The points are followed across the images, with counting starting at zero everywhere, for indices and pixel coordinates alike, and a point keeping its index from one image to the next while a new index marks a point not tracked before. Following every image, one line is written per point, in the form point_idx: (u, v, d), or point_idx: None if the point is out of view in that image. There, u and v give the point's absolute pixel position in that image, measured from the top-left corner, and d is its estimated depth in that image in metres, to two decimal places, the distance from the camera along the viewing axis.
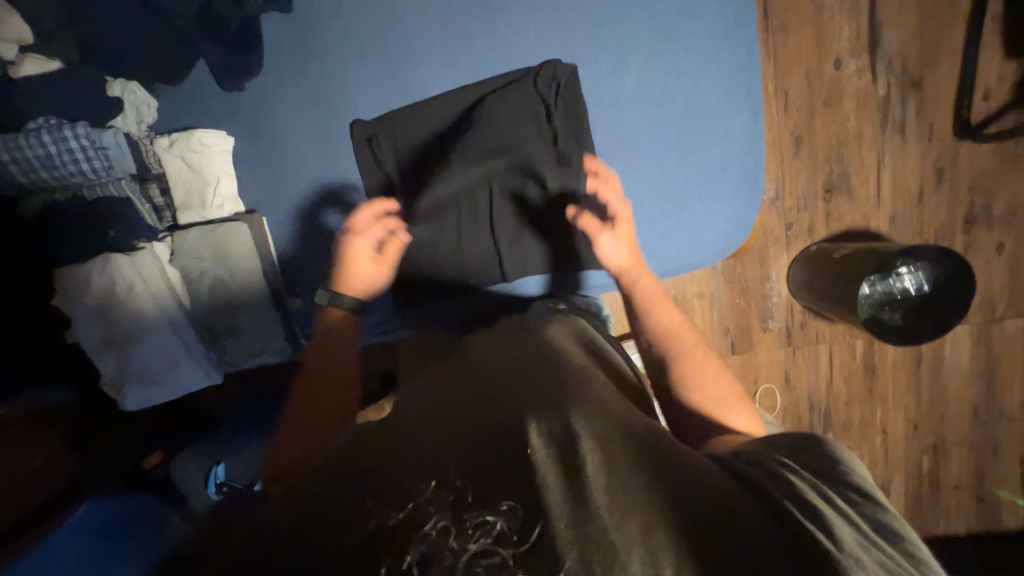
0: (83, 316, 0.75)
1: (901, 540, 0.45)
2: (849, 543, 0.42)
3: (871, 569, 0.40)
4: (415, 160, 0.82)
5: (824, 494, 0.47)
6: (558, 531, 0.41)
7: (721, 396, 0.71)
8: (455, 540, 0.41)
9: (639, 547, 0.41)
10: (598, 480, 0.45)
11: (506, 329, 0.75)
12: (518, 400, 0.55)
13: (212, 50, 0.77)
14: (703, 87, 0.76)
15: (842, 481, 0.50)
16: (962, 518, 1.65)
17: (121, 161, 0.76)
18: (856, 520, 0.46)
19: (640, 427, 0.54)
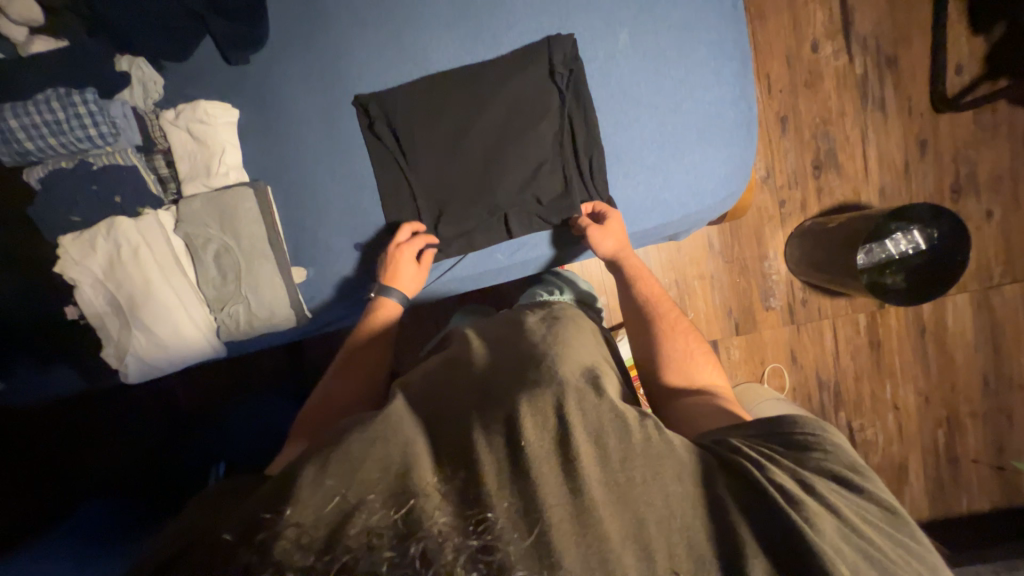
0: (88, 281, 0.75)
1: (866, 514, 0.50)
2: (827, 531, 0.46)
3: (844, 554, 0.44)
4: (411, 126, 0.82)
5: (803, 480, 0.50)
6: (553, 523, 0.43)
7: (687, 351, 0.75)
8: (457, 535, 0.42)
9: (631, 542, 0.44)
10: (592, 473, 0.47)
11: (499, 323, 0.76)
12: (509, 389, 0.55)
13: (218, 23, 0.79)
14: (693, 38, 0.79)
15: (820, 463, 0.53)
16: (985, 494, 1.60)
17: (126, 130, 0.78)
18: (832, 500, 0.49)
19: (632, 414, 0.53)
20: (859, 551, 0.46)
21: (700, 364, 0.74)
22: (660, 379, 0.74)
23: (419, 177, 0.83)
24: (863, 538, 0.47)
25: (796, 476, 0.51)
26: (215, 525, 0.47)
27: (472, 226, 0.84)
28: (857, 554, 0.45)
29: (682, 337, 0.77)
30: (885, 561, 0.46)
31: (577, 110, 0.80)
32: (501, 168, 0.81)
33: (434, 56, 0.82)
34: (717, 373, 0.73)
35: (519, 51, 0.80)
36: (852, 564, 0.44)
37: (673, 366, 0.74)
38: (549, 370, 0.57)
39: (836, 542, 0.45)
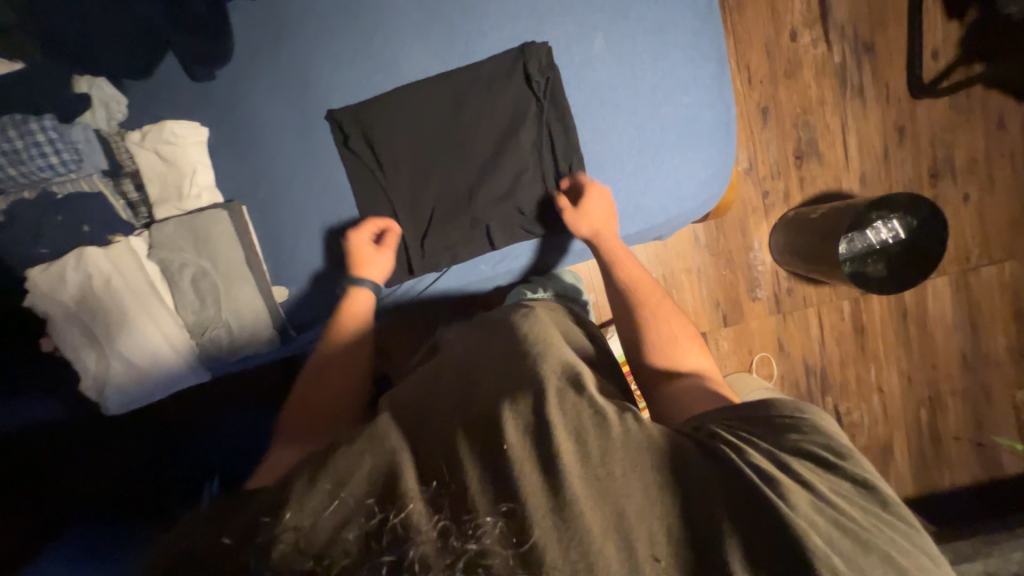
0: (61, 313, 0.74)
1: (841, 486, 0.51)
2: (803, 508, 0.46)
3: (820, 529, 0.45)
4: (387, 141, 0.80)
5: (778, 459, 0.51)
6: (542, 522, 0.44)
7: (673, 335, 0.74)
8: (456, 539, 0.43)
9: (612, 533, 0.45)
10: (574, 468, 0.47)
11: (484, 324, 0.76)
12: (495, 392, 0.55)
13: (182, 42, 0.76)
14: (668, 40, 0.78)
15: (795, 441, 0.54)
16: (966, 468, 1.65)
17: (90, 156, 0.75)
18: (806, 476, 0.50)
19: (613, 408, 0.54)
20: (835, 525, 0.46)
21: (685, 348, 0.73)
22: (646, 364, 0.74)
23: (399, 190, 0.82)
24: (839, 512, 0.48)
25: (772, 457, 0.51)
26: (213, 532, 0.47)
27: (455, 240, 0.83)
28: (832, 527, 0.46)
29: (667, 322, 0.76)
30: (860, 533, 0.47)
31: (556, 121, 0.79)
32: (482, 181, 0.80)
33: (408, 66, 0.80)
34: (701, 355, 0.73)
35: (495, 63, 0.79)
36: (828, 537, 0.45)
37: (658, 353, 0.73)
38: (531, 371, 0.58)
39: (811, 517, 0.46)
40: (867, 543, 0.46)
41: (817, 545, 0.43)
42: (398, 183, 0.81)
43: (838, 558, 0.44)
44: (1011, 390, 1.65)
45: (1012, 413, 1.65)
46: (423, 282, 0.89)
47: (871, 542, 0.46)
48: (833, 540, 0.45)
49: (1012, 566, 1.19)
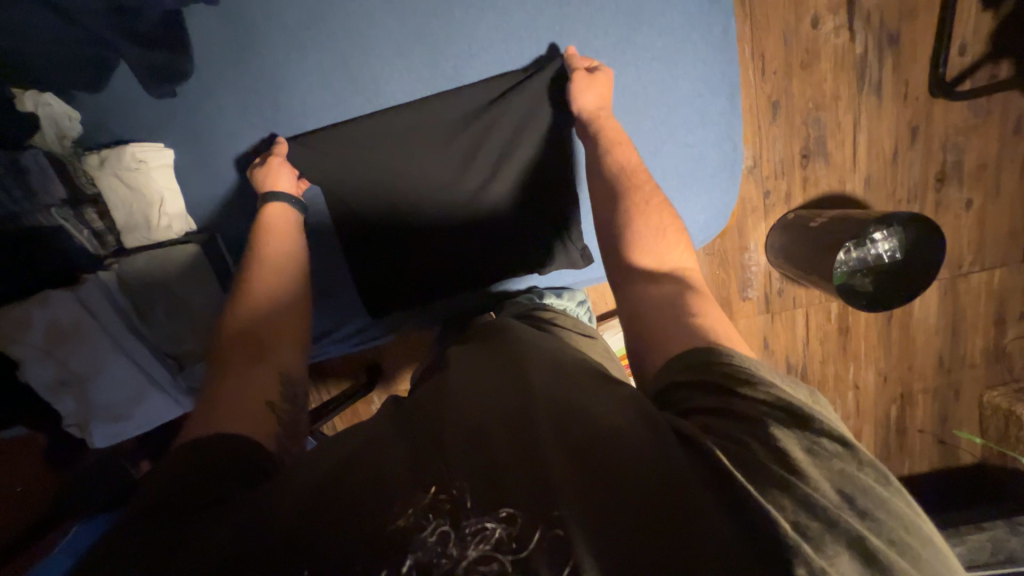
0: (28, 358, 0.70)
1: (831, 463, 0.44)
2: (791, 507, 0.41)
3: (810, 531, 0.40)
4: (373, 165, 0.77)
5: (754, 430, 0.46)
6: (545, 533, 0.42)
7: (661, 227, 0.68)
8: (455, 547, 0.42)
9: (595, 526, 0.42)
10: (565, 471, 0.46)
11: (483, 332, 0.77)
12: (489, 400, 0.55)
13: (129, 51, 0.65)
14: (676, 75, 0.76)
15: (778, 408, 0.47)
16: (926, 459, 1.76)
17: (46, 187, 0.70)
18: (786, 450, 0.44)
19: (611, 407, 0.52)
20: (809, 507, 0.41)
21: (671, 243, 0.67)
22: (630, 258, 0.67)
23: (387, 222, 0.80)
24: (819, 493, 0.42)
25: (763, 437, 0.45)
26: (193, 524, 0.46)
27: (440, 276, 0.85)
28: (804, 510, 0.41)
29: (659, 211, 0.70)
30: (844, 518, 0.41)
31: (549, 172, 0.81)
32: (474, 221, 0.82)
33: (398, 92, 0.76)
34: (687, 256, 0.68)
35: (495, 104, 0.76)
36: (795, 522, 0.41)
37: (642, 246, 0.67)
38: (526, 378, 0.58)
39: (787, 502, 0.42)
40: (846, 526, 0.41)
41: (784, 534, 0.39)
42: (388, 203, 0.79)
43: (808, 547, 0.39)
44: (980, 391, 1.71)
45: (977, 411, 1.72)
46: (415, 272, 0.84)
47: (853, 527, 0.41)
48: (804, 526, 0.41)
49: None
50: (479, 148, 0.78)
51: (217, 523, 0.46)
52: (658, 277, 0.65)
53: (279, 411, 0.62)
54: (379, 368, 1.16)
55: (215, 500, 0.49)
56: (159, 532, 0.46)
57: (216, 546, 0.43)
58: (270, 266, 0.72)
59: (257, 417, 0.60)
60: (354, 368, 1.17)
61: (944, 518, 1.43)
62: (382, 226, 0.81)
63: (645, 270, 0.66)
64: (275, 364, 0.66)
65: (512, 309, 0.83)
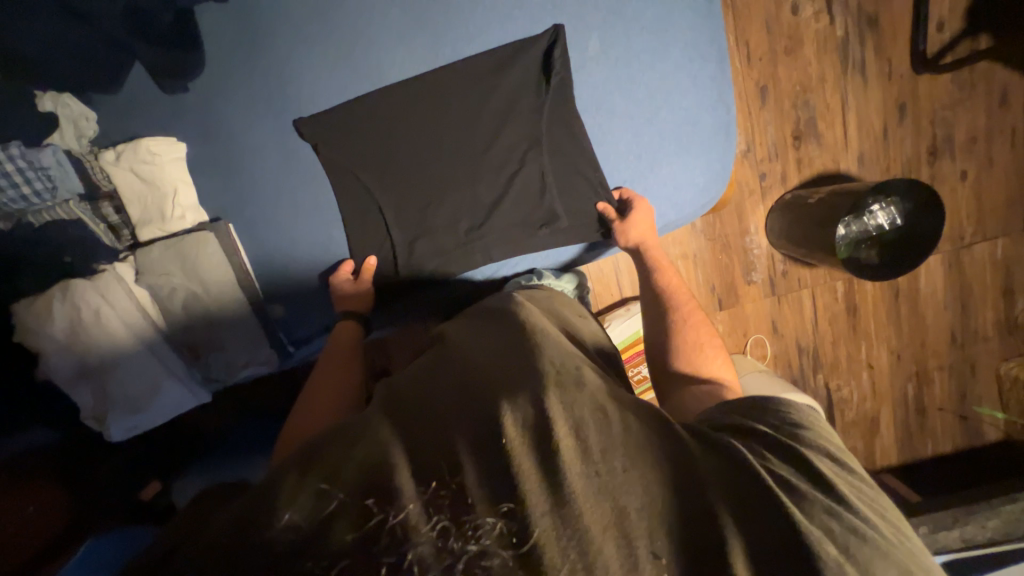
0: (52, 348, 0.72)
1: (845, 482, 0.50)
2: (824, 523, 0.46)
3: (843, 544, 0.45)
4: (377, 143, 0.79)
5: (797, 463, 0.50)
6: (536, 522, 0.44)
7: (697, 341, 0.74)
8: (457, 540, 0.43)
9: (611, 529, 0.44)
10: (574, 467, 0.47)
11: (478, 312, 0.77)
12: (493, 383, 0.55)
13: (144, 52, 0.72)
14: (666, 44, 0.79)
15: (815, 450, 0.52)
16: (948, 438, 1.71)
17: (65, 182, 0.73)
18: (832, 483, 0.49)
19: (613, 401, 0.54)
20: (860, 535, 0.45)
21: (711, 357, 0.72)
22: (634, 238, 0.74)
23: (391, 200, 0.82)
24: (867, 524, 0.46)
25: (791, 460, 0.51)
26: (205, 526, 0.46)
27: (447, 249, 0.85)
28: (856, 536, 0.45)
29: (695, 329, 0.75)
30: (890, 547, 0.45)
31: (551, 149, 0.82)
32: (484, 204, 0.83)
33: (398, 73, 0.78)
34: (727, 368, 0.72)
35: (495, 83, 0.79)
36: (847, 547, 0.44)
37: (687, 351, 0.73)
38: (528, 363, 0.58)
39: (843, 535, 0.45)
40: (890, 553, 0.45)
41: (838, 557, 0.43)
42: (394, 182, 0.81)
43: (843, 557, 0.44)
44: (997, 364, 1.69)
45: (996, 384, 1.70)
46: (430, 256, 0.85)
47: (894, 552, 0.45)
48: (839, 539, 0.45)
49: (986, 534, 1.17)
50: (482, 120, 0.80)
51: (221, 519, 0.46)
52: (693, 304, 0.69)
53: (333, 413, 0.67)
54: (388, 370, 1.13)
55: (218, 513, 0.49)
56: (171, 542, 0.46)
57: (216, 541, 0.43)
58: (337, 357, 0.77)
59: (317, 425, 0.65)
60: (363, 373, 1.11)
61: (971, 494, 1.38)
62: (386, 202, 0.82)
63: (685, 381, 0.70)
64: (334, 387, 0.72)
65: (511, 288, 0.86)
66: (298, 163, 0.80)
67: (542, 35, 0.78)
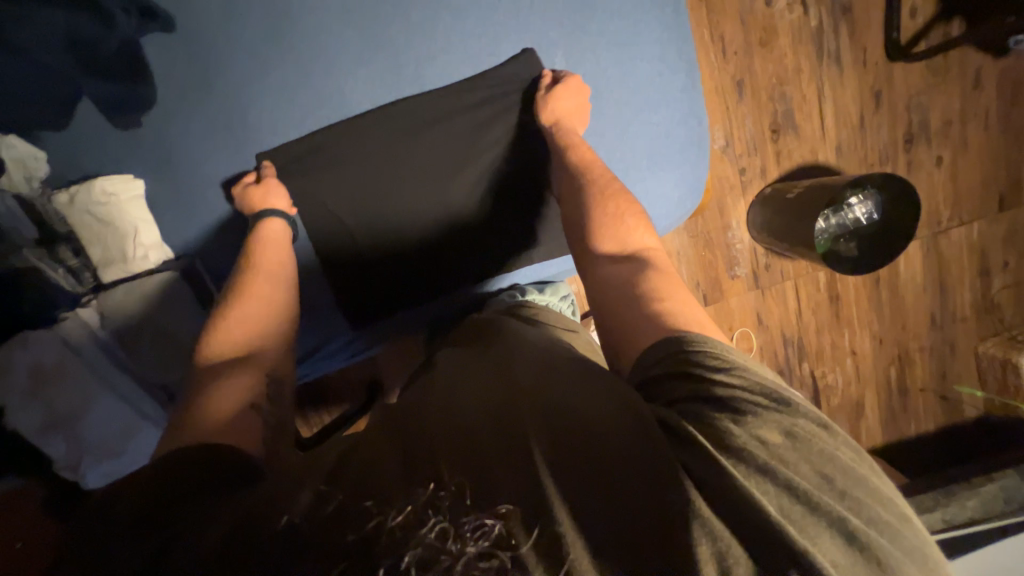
0: (15, 402, 0.70)
1: (808, 444, 0.43)
2: (775, 495, 0.41)
3: (791, 513, 0.40)
4: (341, 172, 0.77)
5: (739, 417, 0.45)
6: (517, 514, 0.41)
7: (616, 214, 0.69)
8: (453, 542, 0.40)
9: (577, 518, 0.41)
10: (546, 458, 0.44)
11: (469, 328, 0.76)
12: (482, 391, 0.53)
13: (92, 85, 0.69)
14: (634, 56, 0.77)
15: (757, 398, 0.46)
16: (930, 418, 1.75)
17: (17, 229, 0.71)
18: (783, 449, 0.43)
19: (600, 384, 0.52)
20: (812, 507, 0.40)
21: (629, 227, 0.69)
22: (592, 249, 0.69)
23: (360, 228, 0.79)
24: (819, 490, 0.42)
25: (746, 423, 0.44)
26: (189, 527, 0.43)
27: (422, 275, 0.83)
28: (789, 494, 0.41)
29: (612, 199, 0.71)
30: (826, 500, 0.41)
31: (523, 170, 0.81)
32: (460, 225, 0.81)
33: (361, 100, 0.76)
34: (647, 234, 0.68)
35: (461, 101, 0.77)
36: (782, 508, 0.40)
37: (608, 234, 0.68)
38: (529, 369, 0.56)
39: (778, 493, 0.41)
40: (828, 508, 0.41)
41: (772, 518, 0.39)
42: (362, 211, 0.79)
43: (795, 530, 0.39)
44: (975, 344, 1.73)
45: (974, 363, 1.74)
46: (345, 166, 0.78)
47: (834, 509, 0.41)
48: (795, 513, 0.40)
49: (966, 513, 1.20)
50: (451, 139, 0.78)
51: (207, 525, 0.43)
52: (622, 258, 0.66)
53: (262, 415, 0.61)
54: (382, 385, 1.06)
55: (192, 499, 0.46)
56: (124, 535, 0.44)
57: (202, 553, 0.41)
58: (256, 292, 0.70)
59: (239, 423, 0.58)
60: (351, 385, 1.06)
61: (954, 473, 1.41)
62: (354, 232, 0.79)
63: (607, 260, 0.67)
64: (241, 383, 0.62)
65: (495, 306, 0.81)
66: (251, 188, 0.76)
67: (507, 53, 0.76)
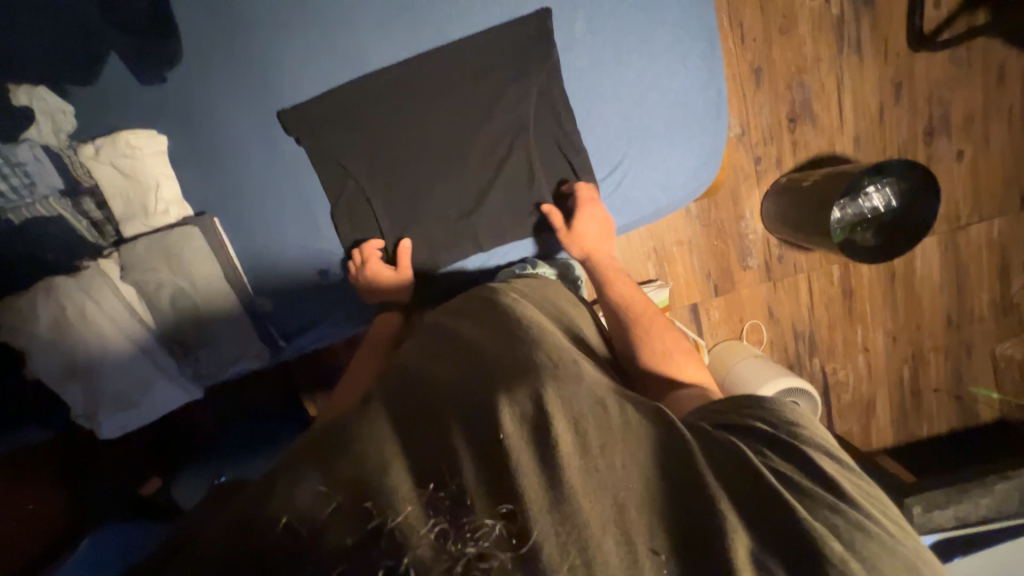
0: (37, 347, 0.72)
1: (838, 468, 0.53)
2: (818, 512, 0.47)
3: (837, 527, 0.46)
4: (359, 130, 0.77)
5: (783, 451, 0.53)
6: (532, 514, 0.45)
7: (665, 350, 0.73)
8: (451, 542, 0.44)
9: (611, 526, 0.45)
10: (573, 462, 0.48)
11: (468, 299, 0.75)
12: (493, 381, 0.55)
13: (120, 41, 0.72)
14: (654, 22, 0.78)
15: (802, 438, 0.55)
16: (943, 419, 1.72)
17: (45, 178, 0.72)
18: (827, 473, 0.51)
19: (613, 398, 0.54)
20: (863, 530, 0.47)
21: (682, 362, 0.72)
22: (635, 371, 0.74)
23: (378, 189, 0.80)
24: (860, 510, 0.49)
25: (789, 454, 0.53)
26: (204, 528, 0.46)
27: (437, 239, 0.83)
28: (834, 511, 0.48)
29: (659, 336, 0.75)
30: (864, 517, 0.48)
31: (540, 137, 0.81)
32: (475, 193, 0.82)
33: (382, 59, 0.76)
34: (694, 369, 0.72)
35: (476, 69, 0.77)
36: (833, 526, 0.46)
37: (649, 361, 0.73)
38: (532, 362, 0.57)
39: (810, 505, 0.48)
40: (869, 525, 0.47)
41: (819, 532, 0.44)
42: (382, 169, 0.79)
43: (842, 543, 0.45)
44: (992, 345, 1.69)
45: (991, 365, 1.70)
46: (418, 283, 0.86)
47: (870, 523, 0.48)
48: (835, 523, 0.47)
49: (980, 511, 1.17)
50: (469, 105, 0.78)
51: (198, 537, 0.44)
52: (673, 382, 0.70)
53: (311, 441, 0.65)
54: None
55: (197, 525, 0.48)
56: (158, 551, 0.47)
57: (210, 545, 0.42)
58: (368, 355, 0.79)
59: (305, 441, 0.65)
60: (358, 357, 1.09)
61: (967, 472, 1.38)
62: (372, 191, 0.80)
63: (651, 377, 0.71)
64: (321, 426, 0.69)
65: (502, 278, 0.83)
66: (298, 268, 0.83)
67: (528, 15, 0.76)
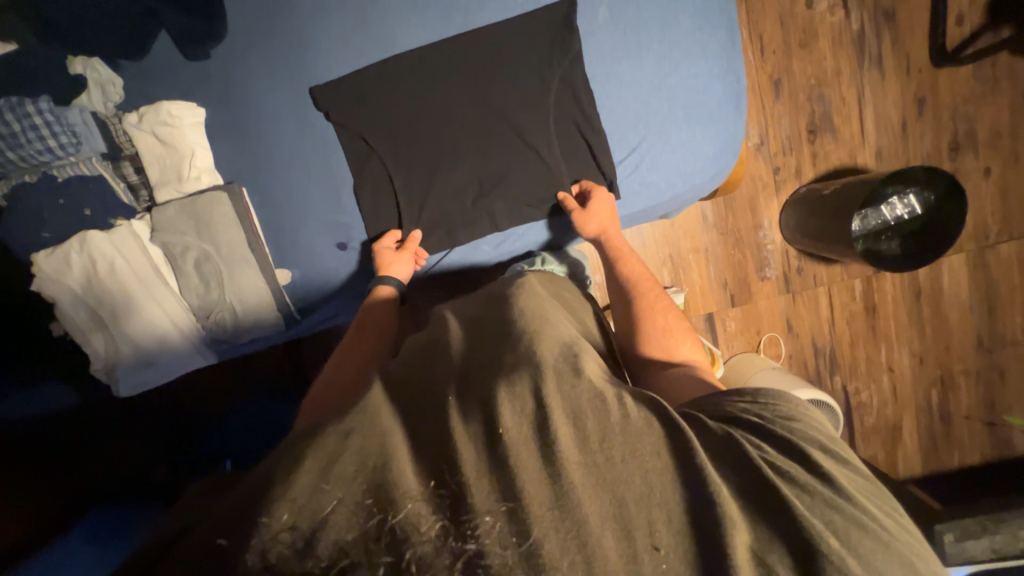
0: (67, 299, 0.76)
1: (844, 469, 0.51)
2: (822, 516, 0.46)
3: (837, 530, 0.45)
4: (385, 106, 0.81)
5: (789, 453, 0.51)
6: (531, 509, 0.44)
7: (668, 328, 0.76)
8: (452, 539, 0.43)
9: (610, 521, 0.45)
10: (572, 454, 0.47)
11: (481, 296, 0.77)
12: (492, 373, 0.55)
13: (173, 19, 0.75)
14: (675, 11, 0.80)
15: (808, 438, 0.52)
16: (976, 449, 1.63)
17: (89, 140, 0.76)
18: (829, 471, 0.49)
19: (612, 390, 0.53)
20: (861, 527, 0.45)
21: (683, 340, 0.74)
22: (641, 355, 0.76)
23: (400, 164, 0.83)
24: (867, 515, 0.46)
25: (797, 457, 0.50)
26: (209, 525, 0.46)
27: (454, 216, 0.85)
28: (837, 513, 0.46)
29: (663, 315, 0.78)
30: (870, 520, 0.46)
31: (559, 121, 0.83)
32: (494, 173, 0.83)
33: (412, 40, 0.80)
34: (694, 348, 0.74)
35: (499, 55, 0.80)
36: (833, 527, 0.45)
37: (652, 342, 0.75)
38: (527, 352, 0.56)
39: (808, 501, 0.47)
40: (872, 526, 0.46)
41: (817, 536, 0.44)
42: (405, 144, 0.82)
43: (842, 546, 0.44)
44: None
45: None
46: (428, 264, 0.91)
47: (875, 527, 0.46)
48: (837, 527, 0.45)
49: None
50: (491, 89, 0.81)
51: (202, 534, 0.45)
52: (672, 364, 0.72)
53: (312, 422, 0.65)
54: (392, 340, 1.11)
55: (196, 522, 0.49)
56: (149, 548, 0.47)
57: (210, 540, 0.44)
58: (358, 334, 0.79)
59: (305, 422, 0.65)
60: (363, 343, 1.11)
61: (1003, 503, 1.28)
62: (394, 166, 0.83)
63: (655, 364, 0.73)
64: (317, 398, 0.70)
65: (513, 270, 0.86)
66: (317, 244, 0.85)
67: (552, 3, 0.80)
